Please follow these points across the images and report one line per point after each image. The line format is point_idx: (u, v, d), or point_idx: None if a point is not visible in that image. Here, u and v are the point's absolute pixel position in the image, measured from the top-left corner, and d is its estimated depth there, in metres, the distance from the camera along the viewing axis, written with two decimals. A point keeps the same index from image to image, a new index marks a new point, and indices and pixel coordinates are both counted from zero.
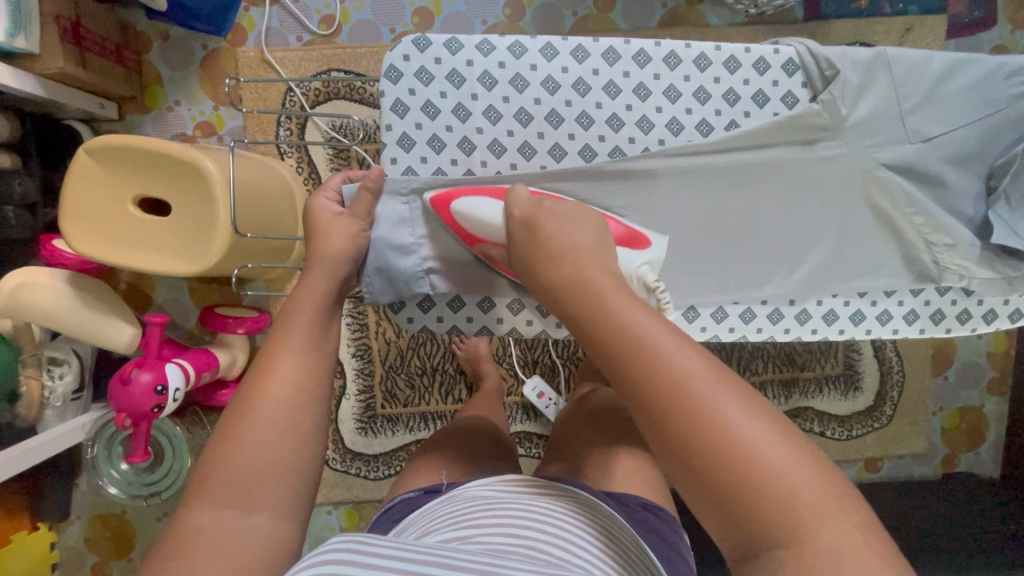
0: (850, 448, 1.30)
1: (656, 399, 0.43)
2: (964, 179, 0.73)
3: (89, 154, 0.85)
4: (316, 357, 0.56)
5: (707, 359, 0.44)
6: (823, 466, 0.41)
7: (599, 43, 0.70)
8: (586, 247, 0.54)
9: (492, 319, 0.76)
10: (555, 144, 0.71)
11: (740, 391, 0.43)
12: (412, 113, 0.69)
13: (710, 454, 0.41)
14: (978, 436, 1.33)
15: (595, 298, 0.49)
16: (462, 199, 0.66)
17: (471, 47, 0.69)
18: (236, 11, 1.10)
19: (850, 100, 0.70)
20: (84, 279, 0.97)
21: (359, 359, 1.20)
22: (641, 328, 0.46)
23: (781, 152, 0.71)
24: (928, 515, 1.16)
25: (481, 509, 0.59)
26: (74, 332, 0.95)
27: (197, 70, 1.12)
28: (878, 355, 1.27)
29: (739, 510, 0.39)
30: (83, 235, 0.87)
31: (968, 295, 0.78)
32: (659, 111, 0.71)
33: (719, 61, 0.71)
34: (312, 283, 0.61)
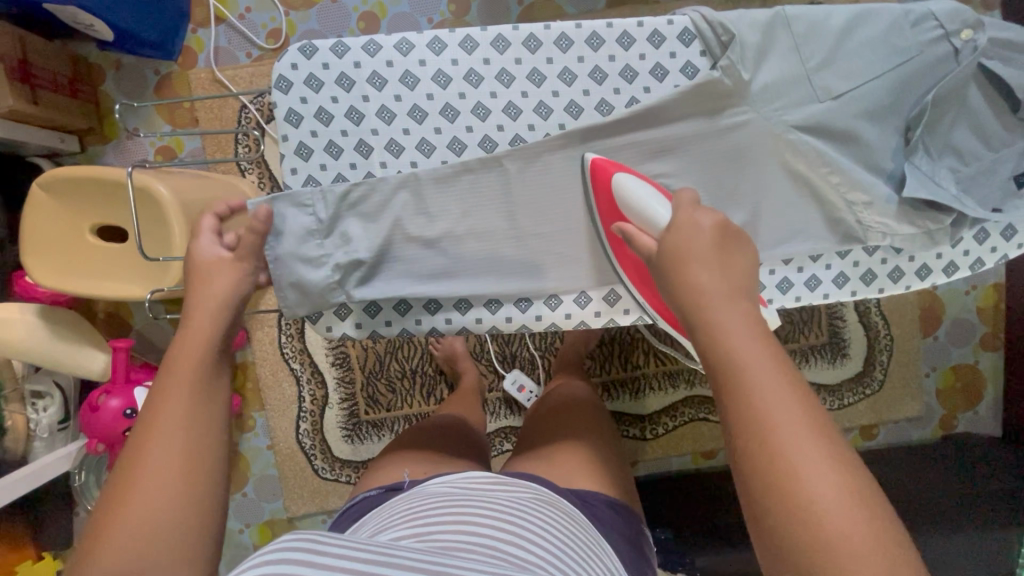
0: (842, 417, 1.28)
1: (747, 437, 0.43)
2: (881, 133, 0.71)
3: (42, 188, 0.86)
4: (201, 406, 0.56)
5: (816, 412, 0.43)
6: (912, 563, 0.38)
7: (487, 32, 0.70)
8: (728, 270, 0.52)
9: (410, 319, 0.75)
10: (453, 138, 0.71)
11: (841, 455, 0.42)
12: (306, 121, 0.69)
13: (786, 513, 0.40)
14: (975, 395, 1.30)
15: (716, 325, 0.49)
16: (625, 177, 0.63)
17: (357, 49, 0.69)
18: (183, 34, 1.11)
19: (750, 63, 0.67)
20: (57, 311, 1.00)
21: (338, 368, 1.21)
22: (761, 365, 0.45)
23: (690, 124, 0.70)
24: (925, 481, 1.14)
25: (441, 504, 0.59)
26: (48, 364, 0.97)
27: (152, 95, 1.13)
28: (863, 320, 1.25)
29: (803, 571, 0.39)
30: (40, 266, 0.88)
31: (898, 252, 0.76)
32: (556, 96, 0.71)
33: (612, 38, 0.70)
34: (194, 328, 0.60)
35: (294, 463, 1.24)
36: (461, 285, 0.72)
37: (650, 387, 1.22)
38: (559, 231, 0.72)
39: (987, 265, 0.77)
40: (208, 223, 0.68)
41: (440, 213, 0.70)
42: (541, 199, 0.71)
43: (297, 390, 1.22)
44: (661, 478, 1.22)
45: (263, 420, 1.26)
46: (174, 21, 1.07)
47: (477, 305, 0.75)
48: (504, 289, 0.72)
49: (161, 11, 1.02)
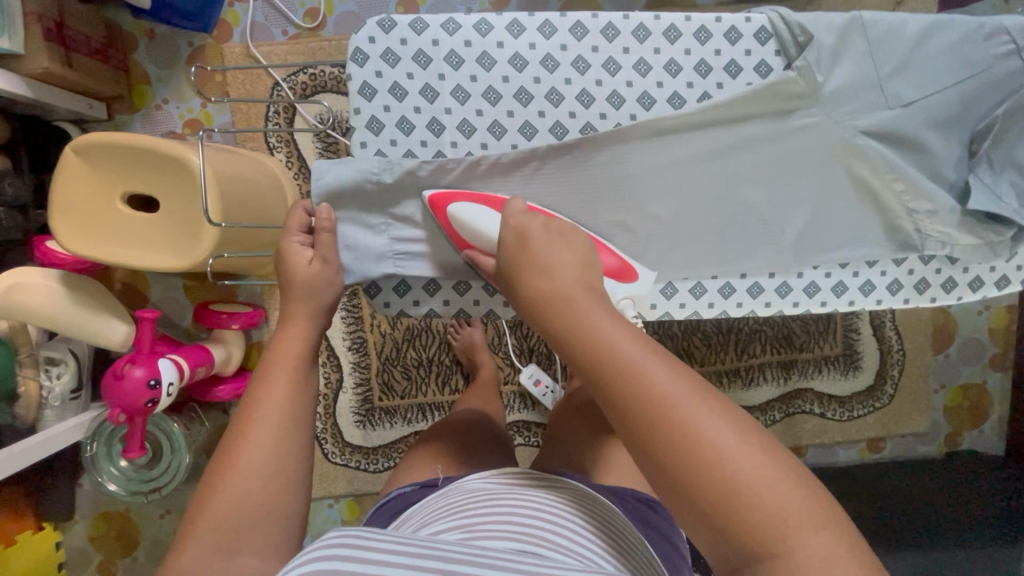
0: (851, 429, 1.29)
1: (637, 417, 0.43)
2: (946, 144, 0.71)
3: (76, 152, 0.85)
4: (298, 405, 0.58)
5: (687, 372, 0.45)
6: (807, 476, 0.41)
7: (566, 18, 0.70)
8: (571, 266, 0.54)
9: (468, 300, 0.77)
10: (525, 122, 0.71)
11: (728, 407, 0.43)
12: (380, 96, 0.68)
13: (692, 469, 0.41)
14: (981, 414, 1.32)
15: (577, 319, 0.49)
16: (460, 204, 0.66)
17: (436, 26, 0.68)
18: (220, 7, 1.10)
19: (826, 66, 0.68)
20: (78, 279, 0.98)
21: (354, 352, 1.21)
22: (626, 346, 0.46)
23: (760, 124, 0.70)
24: (932, 496, 1.15)
25: (482, 497, 0.58)
26: (68, 332, 0.96)
27: (183, 67, 1.12)
28: (878, 335, 1.26)
29: (727, 527, 0.40)
30: (70, 231, 0.88)
31: (954, 263, 0.78)
32: (630, 86, 0.71)
33: (689, 32, 0.71)
34: (291, 333, 0.62)
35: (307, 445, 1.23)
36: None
37: None
38: (611, 222, 0.72)
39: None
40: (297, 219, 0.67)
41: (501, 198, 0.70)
42: (599, 191, 0.70)
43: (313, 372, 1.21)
44: None
45: None
46: None
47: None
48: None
49: None
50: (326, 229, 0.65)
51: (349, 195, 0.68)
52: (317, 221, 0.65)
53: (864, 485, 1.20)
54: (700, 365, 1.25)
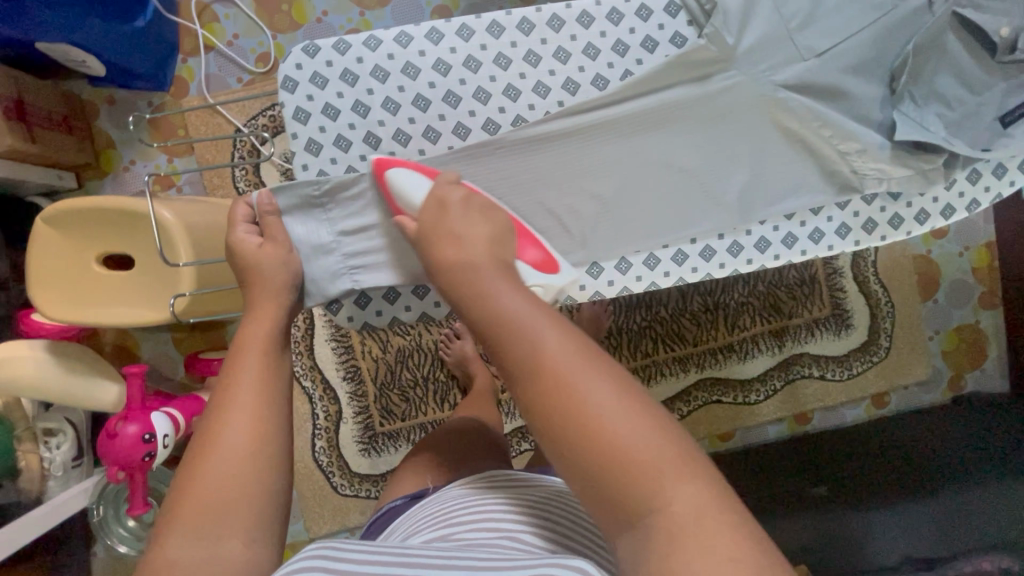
0: (853, 387, 1.29)
1: (523, 377, 0.45)
2: (866, 86, 0.73)
3: (47, 223, 0.87)
4: (273, 381, 0.56)
5: (579, 339, 0.46)
6: (682, 436, 0.43)
7: (481, 19, 0.72)
8: (482, 238, 0.56)
9: (429, 302, 0.77)
10: (458, 123, 0.73)
11: (609, 367, 0.45)
12: (314, 118, 0.70)
13: (572, 426, 0.43)
14: (980, 354, 1.31)
15: (477, 286, 0.51)
16: (397, 170, 0.66)
17: (358, 45, 0.70)
18: (174, 64, 1.13)
19: (735, 28, 0.70)
20: (67, 346, 1.00)
21: (349, 382, 1.21)
22: (517, 311, 0.48)
23: (682, 90, 0.72)
24: (945, 444, 1.14)
25: (463, 505, 0.58)
26: (65, 399, 0.98)
27: (146, 127, 1.15)
28: (864, 290, 1.27)
29: (603, 482, 0.42)
30: (51, 299, 0.89)
31: (896, 198, 0.77)
32: (553, 75, 0.73)
33: (602, 15, 0.73)
34: (260, 317, 0.60)
35: (312, 481, 1.22)
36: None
37: (659, 373, 1.25)
38: (564, 209, 0.73)
39: (983, 206, 0.76)
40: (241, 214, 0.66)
41: None
42: (543, 180, 0.73)
43: (309, 407, 1.21)
44: None
45: None
46: (166, 52, 1.10)
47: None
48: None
49: (149, 42, 1.05)
50: (272, 216, 0.66)
51: (295, 216, 0.68)
52: (260, 210, 0.66)
53: (873, 443, 1.20)
54: (694, 346, 1.26)
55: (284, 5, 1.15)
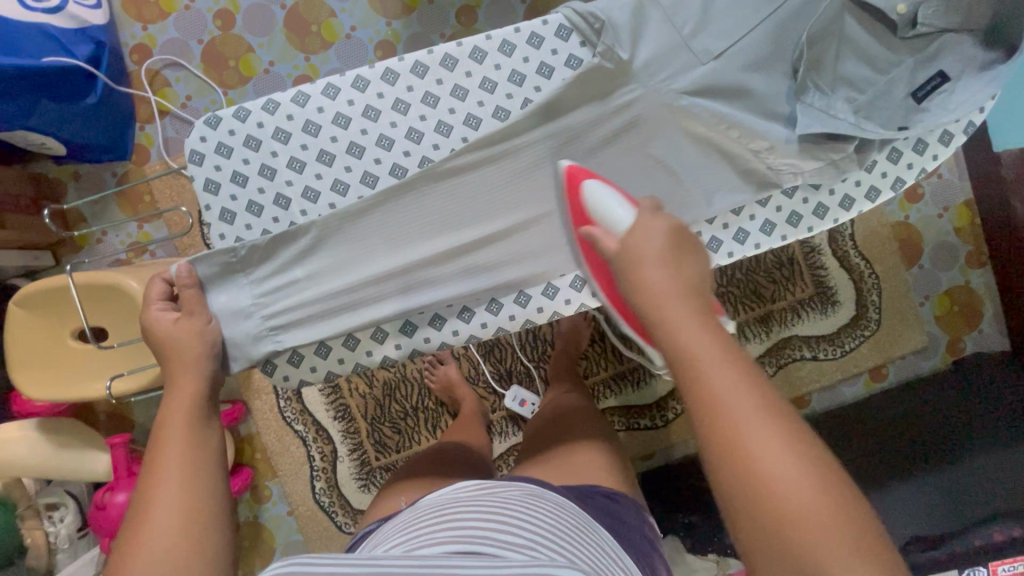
0: (847, 363, 1.27)
1: (707, 425, 0.47)
2: (770, 81, 0.72)
3: (20, 306, 0.90)
4: (198, 453, 0.58)
5: (765, 396, 0.47)
6: (863, 517, 0.43)
7: (375, 69, 0.73)
8: (673, 269, 0.55)
9: (361, 352, 0.75)
10: (365, 172, 0.73)
11: (793, 432, 0.45)
12: (224, 187, 0.72)
13: (743, 484, 0.45)
14: (976, 314, 1.27)
15: (665, 319, 0.52)
16: (593, 181, 0.66)
17: (257, 110, 0.72)
18: (133, 132, 1.16)
19: (628, 43, 0.70)
20: (56, 421, 1.02)
21: (340, 421, 1.22)
22: (713, 357, 0.49)
23: (587, 112, 0.72)
24: (945, 412, 1.11)
25: (434, 522, 0.61)
26: (58, 474, 1.00)
27: (114, 198, 1.18)
28: (846, 265, 1.25)
29: (768, 543, 0.43)
30: (32, 380, 0.91)
31: (817, 188, 0.75)
32: (453, 113, 0.73)
33: (493, 48, 0.73)
34: (180, 392, 0.63)
35: (318, 523, 1.23)
36: (406, 299, 0.73)
37: (650, 374, 1.24)
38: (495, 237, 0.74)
39: (909, 182, 0.74)
40: (156, 290, 0.69)
41: (373, 247, 0.72)
42: (458, 214, 0.73)
43: (304, 450, 1.22)
44: (678, 465, 1.23)
45: (277, 487, 1.25)
46: (122, 122, 1.12)
47: (422, 324, 0.76)
48: (414, 307, 0.73)
49: (104, 114, 1.07)
50: (189, 288, 0.68)
51: (216, 286, 0.70)
52: (180, 284, 0.67)
53: (873, 420, 1.17)
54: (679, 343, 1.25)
55: (230, 61, 1.17)
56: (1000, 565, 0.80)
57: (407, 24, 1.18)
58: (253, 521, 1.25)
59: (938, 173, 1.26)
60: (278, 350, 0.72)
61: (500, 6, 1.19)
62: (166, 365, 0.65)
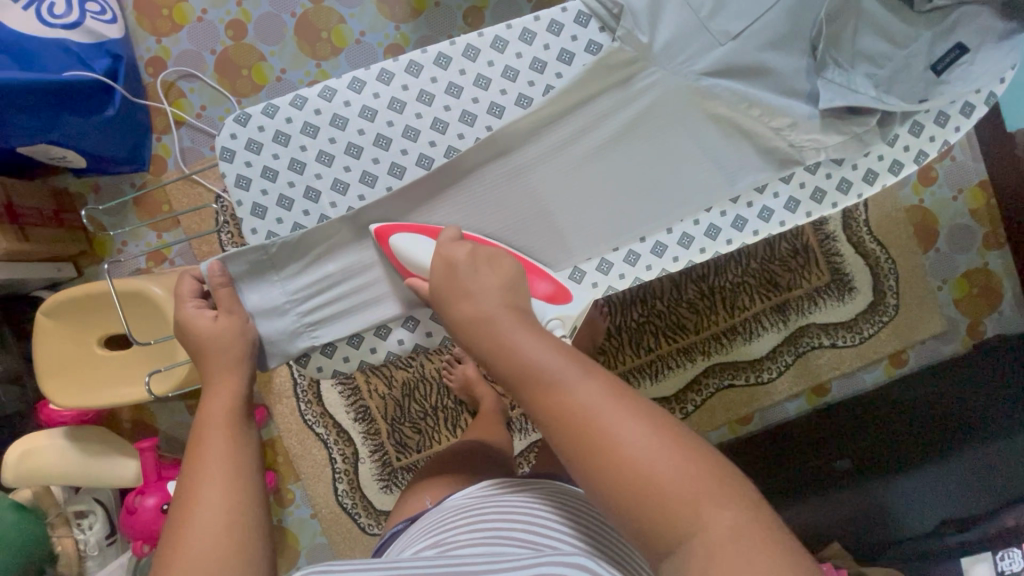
0: (866, 350, 1.26)
1: (557, 424, 0.46)
2: (788, 60, 0.72)
3: (45, 316, 0.91)
4: (239, 454, 0.59)
5: (600, 375, 0.48)
6: (720, 468, 0.44)
7: (399, 61, 0.74)
8: (497, 288, 0.56)
9: (392, 341, 0.77)
10: (392, 164, 0.74)
11: (635, 406, 0.46)
12: (255, 182, 0.73)
13: (607, 472, 0.43)
14: (995, 296, 1.26)
15: (496, 335, 0.52)
16: (400, 235, 0.71)
17: (285, 105, 0.73)
18: (150, 144, 1.18)
19: (647, 26, 0.71)
20: (85, 430, 1.05)
21: (361, 422, 1.22)
22: (542, 359, 0.49)
23: (609, 96, 0.74)
24: (968, 395, 1.10)
25: (458, 525, 0.61)
26: (88, 482, 1.02)
27: (133, 208, 1.19)
28: (861, 251, 1.24)
29: (641, 521, 0.42)
30: (61, 389, 0.93)
31: (841, 163, 0.74)
32: (477, 102, 0.74)
33: (514, 37, 0.74)
34: (218, 393, 0.63)
35: (341, 525, 1.23)
36: None
37: (668, 367, 1.24)
38: (522, 224, 0.75)
39: (932, 156, 0.72)
40: (187, 288, 0.69)
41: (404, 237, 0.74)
42: (485, 202, 0.75)
43: (327, 453, 1.23)
44: None
45: (300, 490, 1.26)
46: (140, 134, 1.14)
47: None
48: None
49: (124, 127, 1.09)
50: (223, 287, 0.69)
51: (249, 284, 0.71)
52: (212, 282, 0.68)
53: (894, 406, 1.17)
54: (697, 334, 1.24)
55: (243, 71, 1.19)
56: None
57: (415, 28, 1.20)
58: (277, 526, 1.25)
59: (951, 155, 1.26)
60: (312, 345, 0.74)
61: (506, 6, 1.20)
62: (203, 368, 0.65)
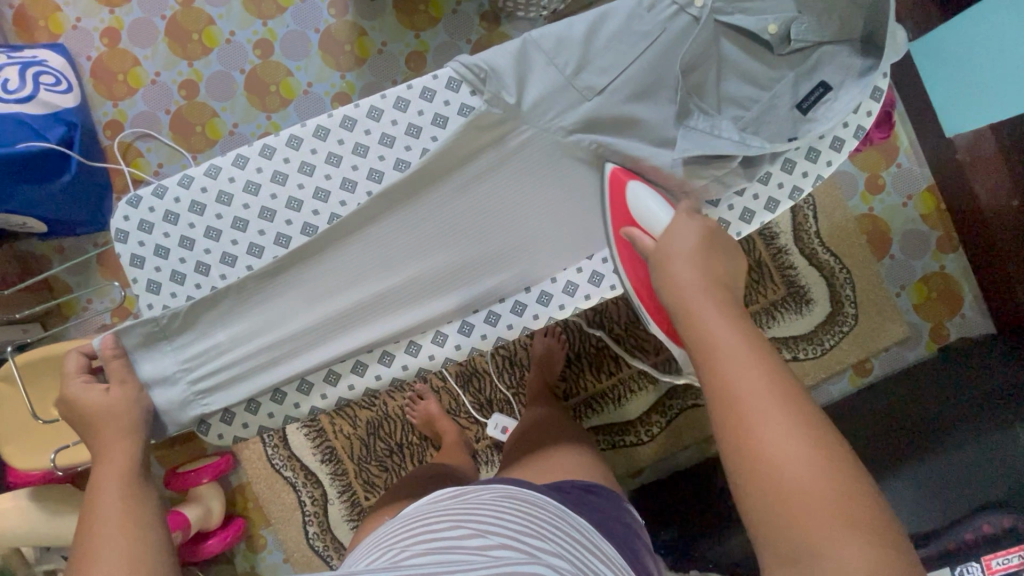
0: (830, 362, 1.25)
1: (720, 400, 0.50)
2: (656, 110, 0.75)
3: (3, 381, 0.94)
4: (137, 508, 0.61)
5: (777, 380, 0.48)
6: (877, 516, 0.42)
7: (280, 136, 0.77)
8: (698, 269, 0.59)
9: (288, 405, 0.78)
10: (277, 234, 0.77)
11: (807, 416, 0.47)
12: (148, 260, 0.76)
13: (748, 457, 0.46)
14: (955, 299, 1.25)
15: (688, 309, 0.57)
16: (638, 186, 0.71)
17: (173, 186, 0.76)
18: (110, 203, 1.22)
19: (513, 89, 0.73)
20: (48, 491, 1.05)
21: (328, 463, 1.23)
22: (729, 339, 0.52)
23: (484, 155, 0.76)
24: (925, 400, 1.09)
25: (409, 537, 0.58)
26: (52, 542, 1.03)
27: (96, 267, 1.23)
28: (815, 263, 1.24)
29: (768, 514, 0.45)
30: (19, 454, 0.95)
31: (718, 204, 0.80)
32: (356, 169, 0.77)
33: (388, 106, 0.77)
34: (113, 455, 0.65)
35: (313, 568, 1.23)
36: (327, 351, 0.77)
37: (630, 391, 1.24)
38: (411, 282, 0.77)
39: (805, 190, 0.78)
40: (75, 370, 0.71)
41: (287, 305, 0.76)
42: (365, 269, 0.76)
43: (296, 496, 1.23)
44: (666, 481, 1.22)
45: (271, 535, 1.26)
46: (100, 196, 1.18)
47: (344, 372, 0.78)
48: (336, 354, 0.77)
49: (82, 190, 1.12)
50: (116, 359, 0.71)
51: (143, 355, 0.73)
52: (105, 355, 0.71)
53: (859, 416, 1.16)
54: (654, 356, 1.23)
55: (198, 127, 1.23)
56: (994, 558, 0.79)
57: (360, 75, 1.24)
58: (251, 572, 1.26)
59: (897, 163, 1.27)
60: (207, 413, 0.76)
61: (445, 49, 1.24)
62: (92, 440, 0.66)
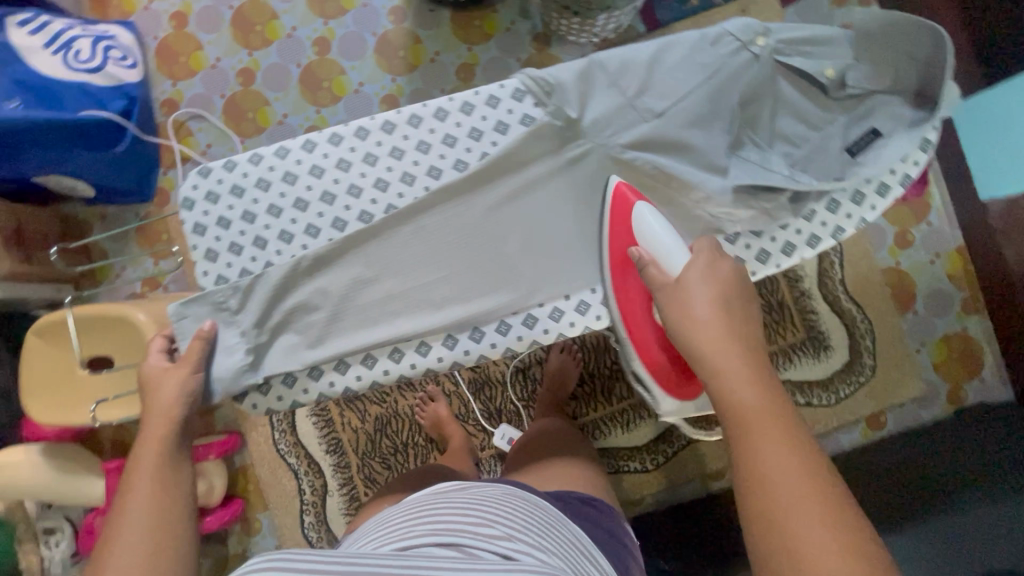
0: (841, 412, 1.24)
1: (750, 484, 0.54)
2: (709, 137, 0.76)
3: (35, 334, 0.96)
4: (165, 483, 0.69)
5: (810, 475, 0.52)
6: None
7: (349, 126, 0.80)
8: (729, 336, 0.62)
9: (322, 382, 0.78)
10: (335, 217, 0.79)
11: (833, 506, 0.50)
12: (211, 229, 0.78)
13: (775, 543, 0.50)
14: (975, 363, 1.25)
15: (720, 381, 0.60)
16: (646, 209, 0.74)
17: (243, 162, 0.79)
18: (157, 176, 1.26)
19: (576, 104, 0.77)
20: (60, 448, 1.07)
21: (332, 455, 1.24)
22: (759, 419, 0.56)
23: (541, 165, 0.80)
24: (939, 460, 1.08)
25: (412, 520, 0.59)
26: (58, 498, 1.05)
27: (134, 236, 1.27)
28: (838, 311, 1.25)
29: None
30: (41, 406, 0.97)
31: (759, 235, 0.81)
32: (417, 164, 0.79)
33: (455, 108, 0.80)
34: (154, 423, 0.72)
35: None
36: (364, 336, 0.78)
37: (641, 417, 1.23)
38: (456, 278, 0.79)
39: (847, 232, 0.79)
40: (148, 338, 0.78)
41: (333, 287, 0.78)
42: (411, 262, 0.79)
43: (296, 484, 1.24)
44: (666, 513, 1.21)
45: (267, 520, 1.26)
46: (147, 168, 1.22)
47: (381, 356, 0.79)
48: (375, 340, 0.78)
49: (133, 160, 1.16)
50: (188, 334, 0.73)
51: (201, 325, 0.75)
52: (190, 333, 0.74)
53: (869, 470, 1.14)
54: None
55: (250, 114, 1.28)
56: None
57: (411, 81, 1.28)
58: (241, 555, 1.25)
59: (929, 221, 1.28)
60: (248, 384, 0.76)
61: (496, 65, 1.28)
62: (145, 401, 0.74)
